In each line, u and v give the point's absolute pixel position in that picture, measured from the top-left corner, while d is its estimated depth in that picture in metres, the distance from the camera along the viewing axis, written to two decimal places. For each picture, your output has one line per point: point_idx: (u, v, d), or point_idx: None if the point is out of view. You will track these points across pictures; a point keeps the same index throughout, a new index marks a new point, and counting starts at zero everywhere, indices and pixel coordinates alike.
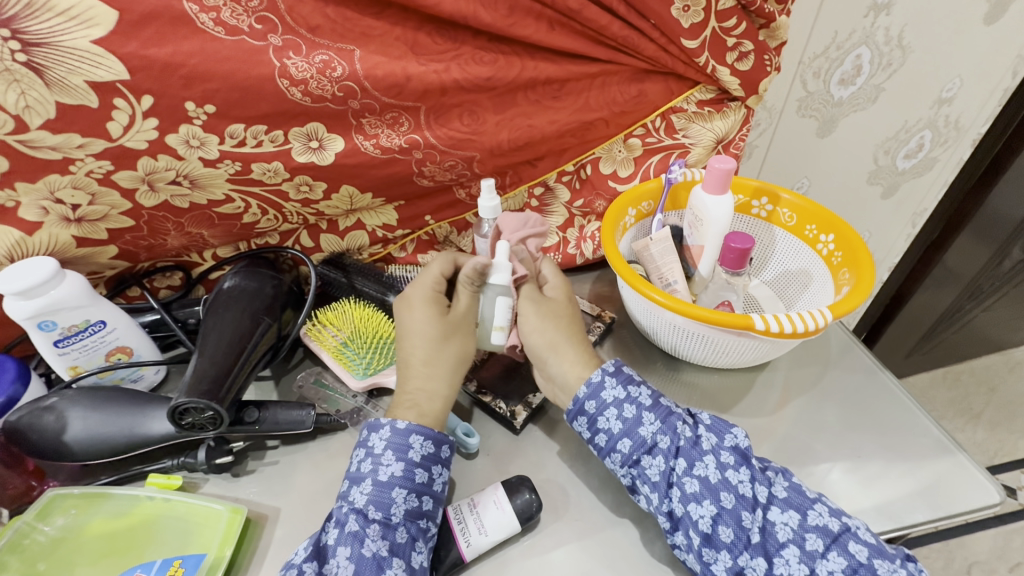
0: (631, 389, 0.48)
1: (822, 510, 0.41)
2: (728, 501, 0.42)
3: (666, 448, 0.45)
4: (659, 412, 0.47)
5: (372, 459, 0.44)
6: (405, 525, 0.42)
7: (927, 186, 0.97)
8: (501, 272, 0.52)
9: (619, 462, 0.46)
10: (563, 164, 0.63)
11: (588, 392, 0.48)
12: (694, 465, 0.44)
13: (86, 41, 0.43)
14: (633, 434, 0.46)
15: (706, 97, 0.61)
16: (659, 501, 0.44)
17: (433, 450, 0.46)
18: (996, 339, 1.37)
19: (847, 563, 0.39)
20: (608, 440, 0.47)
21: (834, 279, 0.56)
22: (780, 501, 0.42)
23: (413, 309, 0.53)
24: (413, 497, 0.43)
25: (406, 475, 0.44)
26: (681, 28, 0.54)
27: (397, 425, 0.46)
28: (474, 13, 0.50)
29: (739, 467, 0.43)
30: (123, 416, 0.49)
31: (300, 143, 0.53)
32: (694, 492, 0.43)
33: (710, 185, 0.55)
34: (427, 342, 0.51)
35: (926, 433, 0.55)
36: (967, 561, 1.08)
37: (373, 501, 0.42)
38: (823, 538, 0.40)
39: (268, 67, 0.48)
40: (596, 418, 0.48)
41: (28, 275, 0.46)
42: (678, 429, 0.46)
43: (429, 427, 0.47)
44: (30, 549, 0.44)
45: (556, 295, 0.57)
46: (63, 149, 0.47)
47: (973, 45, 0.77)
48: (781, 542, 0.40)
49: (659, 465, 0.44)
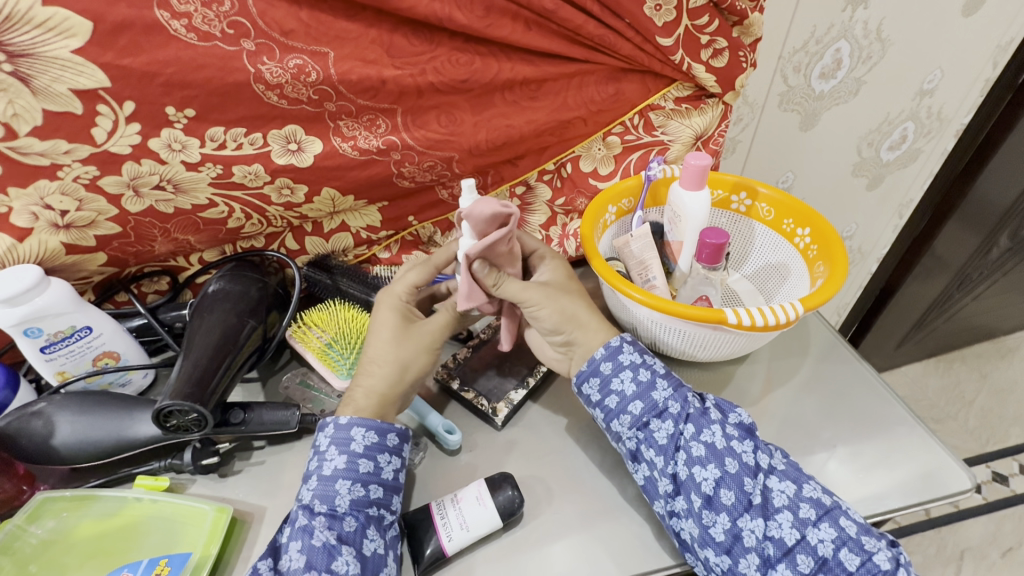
0: (646, 356, 0.50)
1: (816, 486, 0.43)
2: (732, 466, 0.43)
3: (676, 413, 0.46)
4: (671, 380, 0.48)
5: (318, 456, 0.46)
6: (352, 515, 0.43)
7: (913, 176, 0.97)
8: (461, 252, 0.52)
9: (628, 424, 0.47)
10: (544, 163, 0.64)
11: (606, 354, 0.49)
12: (702, 431, 0.45)
13: (67, 51, 0.44)
14: (645, 397, 0.47)
15: (684, 94, 0.62)
16: (664, 464, 0.45)
17: (377, 439, 0.46)
18: (987, 327, 1.38)
19: (837, 534, 0.40)
20: (619, 401, 0.48)
21: (809, 271, 0.57)
22: (779, 471, 0.44)
23: (399, 318, 0.52)
24: (359, 487, 0.44)
25: (349, 466, 0.45)
26: (655, 27, 0.54)
27: (338, 421, 0.47)
28: (449, 15, 0.50)
29: (744, 439, 0.45)
30: (110, 420, 0.50)
31: (279, 146, 0.54)
32: (700, 455, 0.44)
33: (687, 181, 0.55)
34: (417, 348, 0.52)
35: (901, 422, 0.56)
36: (959, 547, 1.09)
37: (319, 495, 0.44)
38: (816, 508, 0.41)
39: (244, 73, 0.48)
40: (610, 380, 0.49)
41: (11, 283, 0.47)
42: (689, 398, 0.47)
43: (371, 418, 0.47)
44: (21, 552, 0.45)
45: (549, 273, 0.55)
46: (51, 154, 0.48)
47: (951, 35, 0.78)
48: (777, 507, 0.41)
49: (667, 428, 0.45)
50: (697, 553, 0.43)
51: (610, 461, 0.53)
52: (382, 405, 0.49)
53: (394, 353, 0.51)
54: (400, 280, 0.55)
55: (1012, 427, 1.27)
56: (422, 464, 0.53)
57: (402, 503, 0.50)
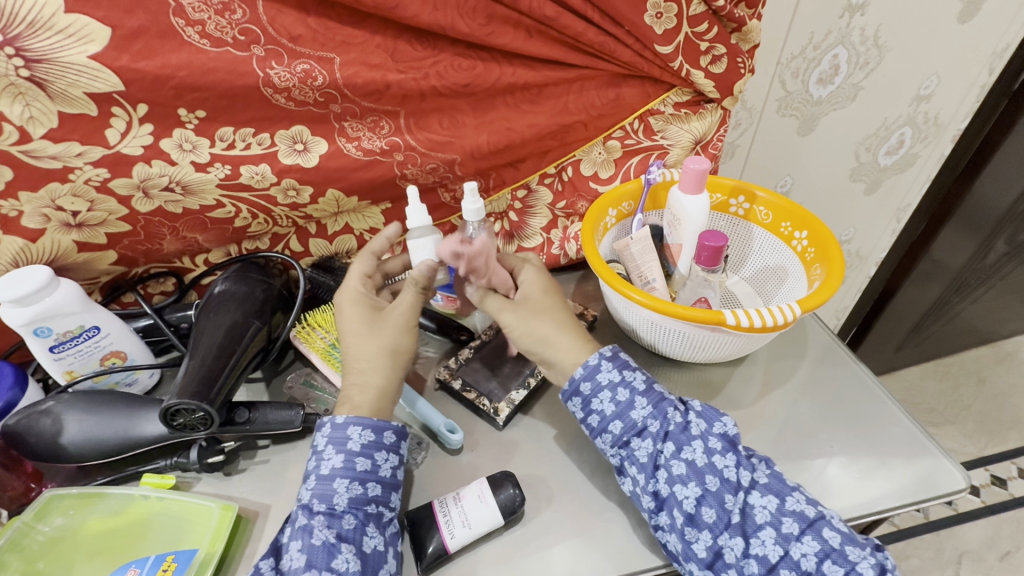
0: (626, 372, 0.50)
1: (800, 497, 0.43)
2: (712, 484, 0.44)
3: (656, 431, 0.46)
4: (651, 396, 0.48)
5: (316, 456, 0.46)
6: (351, 512, 0.44)
7: (910, 181, 0.99)
8: (415, 214, 0.53)
9: (610, 442, 0.48)
10: (545, 166, 0.65)
11: (584, 373, 0.50)
12: (682, 448, 0.45)
13: (83, 57, 0.45)
14: (625, 416, 0.48)
15: (683, 100, 0.63)
16: (645, 482, 0.45)
17: (374, 437, 0.47)
18: (985, 331, 1.39)
19: (819, 547, 0.41)
20: (600, 420, 0.49)
21: (807, 274, 0.58)
22: (761, 486, 0.44)
23: (368, 308, 0.54)
24: (356, 485, 0.45)
25: (346, 465, 0.45)
26: (655, 34, 0.55)
27: (335, 421, 0.47)
28: (452, 24, 0.51)
29: (726, 452, 0.45)
30: (118, 418, 0.50)
31: (286, 146, 0.55)
32: (681, 474, 0.44)
33: (686, 185, 0.56)
34: (395, 329, 0.53)
35: (897, 425, 0.57)
36: (957, 551, 1.10)
37: (317, 494, 0.44)
38: (798, 522, 0.42)
39: (252, 77, 0.49)
40: (591, 399, 0.49)
41: (23, 282, 0.48)
42: (669, 414, 0.47)
43: (365, 416, 0.48)
44: (29, 549, 0.45)
45: (526, 290, 0.56)
46: (63, 157, 0.49)
47: (947, 42, 0.79)
48: (758, 524, 0.42)
49: (647, 447, 0.46)
50: (683, 565, 0.44)
51: (610, 461, 0.53)
52: (383, 403, 0.50)
53: (376, 341, 0.52)
54: (351, 274, 0.56)
55: (1012, 431, 1.27)
56: (425, 465, 0.54)
57: (402, 502, 0.50)
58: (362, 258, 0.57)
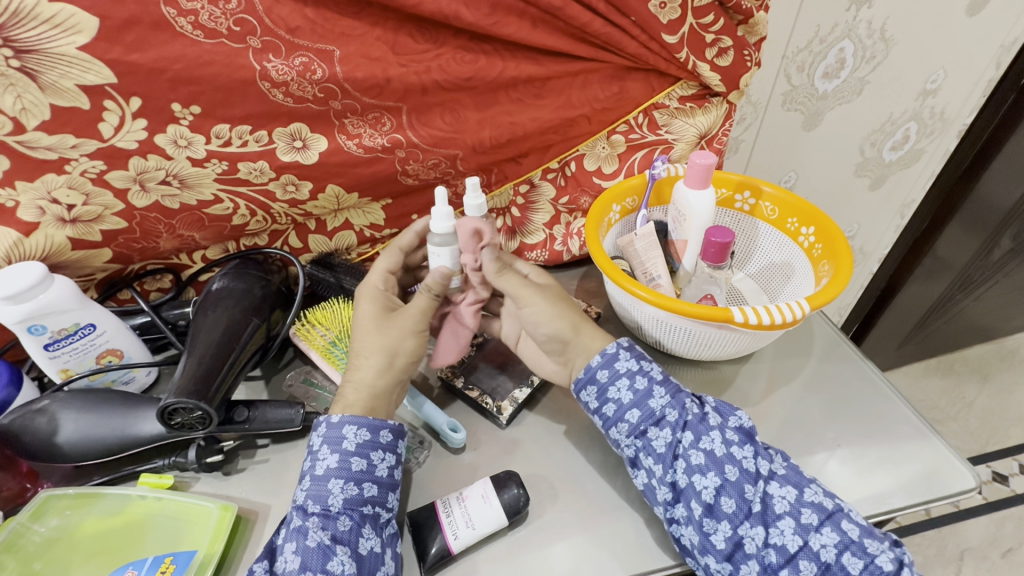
0: (643, 362, 0.50)
1: (818, 489, 0.43)
2: (732, 473, 0.43)
3: (674, 421, 0.46)
4: (668, 386, 0.48)
5: (311, 456, 0.46)
6: (346, 514, 0.43)
7: (915, 177, 0.98)
8: (442, 220, 0.50)
9: (626, 432, 0.48)
10: (548, 161, 0.64)
11: (602, 361, 0.50)
12: (700, 438, 0.45)
13: (73, 47, 0.44)
14: (642, 405, 0.47)
15: (689, 93, 0.62)
16: (663, 472, 0.45)
17: (369, 437, 0.46)
18: (988, 329, 1.38)
19: (839, 538, 0.40)
20: (616, 409, 0.48)
21: (814, 270, 0.57)
22: (779, 477, 0.43)
23: (378, 308, 0.53)
24: (351, 486, 0.44)
25: (341, 465, 0.44)
26: (659, 24, 0.54)
27: (331, 420, 0.47)
28: (456, 13, 0.50)
29: (743, 444, 0.45)
30: (114, 417, 0.50)
31: (285, 143, 0.54)
32: (700, 463, 0.44)
33: (692, 180, 0.55)
34: (400, 332, 0.52)
35: (905, 422, 0.56)
36: (959, 547, 1.09)
37: (312, 495, 0.44)
38: (817, 513, 0.41)
39: (250, 70, 0.49)
40: (607, 388, 0.49)
41: (17, 279, 0.47)
42: (687, 404, 0.47)
43: (363, 416, 0.47)
44: (25, 549, 0.44)
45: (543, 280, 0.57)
46: (58, 149, 0.48)
47: (956, 34, 0.78)
48: (778, 514, 0.41)
49: (665, 436, 0.46)
50: (698, 559, 0.43)
51: (614, 460, 0.53)
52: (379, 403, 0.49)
53: (377, 341, 0.51)
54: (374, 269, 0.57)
55: (1014, 428, 1.27)
56: (426, 464, 0.53)
57: (399, 504, 0.49)
58: (389, 253, 0.58)
